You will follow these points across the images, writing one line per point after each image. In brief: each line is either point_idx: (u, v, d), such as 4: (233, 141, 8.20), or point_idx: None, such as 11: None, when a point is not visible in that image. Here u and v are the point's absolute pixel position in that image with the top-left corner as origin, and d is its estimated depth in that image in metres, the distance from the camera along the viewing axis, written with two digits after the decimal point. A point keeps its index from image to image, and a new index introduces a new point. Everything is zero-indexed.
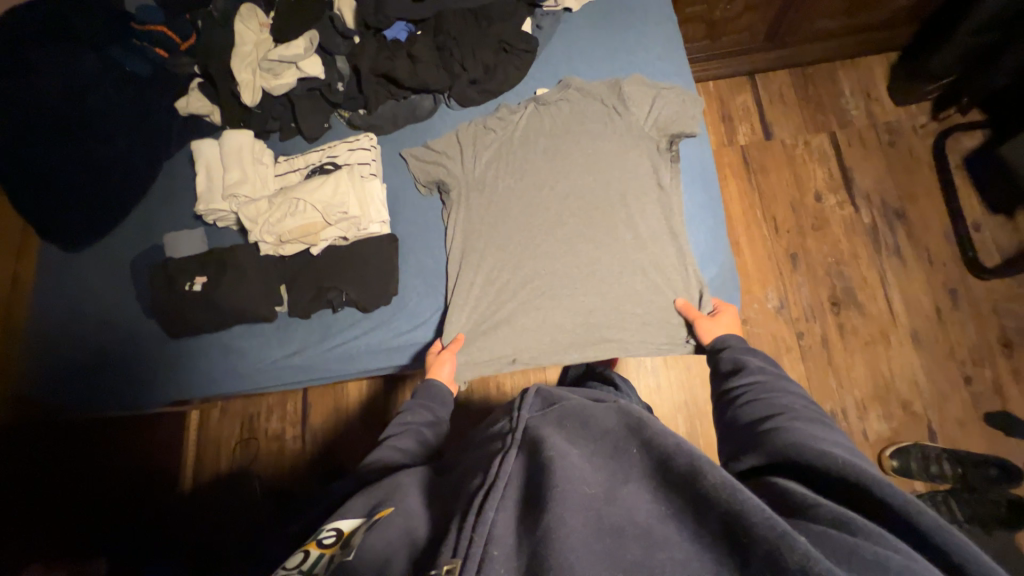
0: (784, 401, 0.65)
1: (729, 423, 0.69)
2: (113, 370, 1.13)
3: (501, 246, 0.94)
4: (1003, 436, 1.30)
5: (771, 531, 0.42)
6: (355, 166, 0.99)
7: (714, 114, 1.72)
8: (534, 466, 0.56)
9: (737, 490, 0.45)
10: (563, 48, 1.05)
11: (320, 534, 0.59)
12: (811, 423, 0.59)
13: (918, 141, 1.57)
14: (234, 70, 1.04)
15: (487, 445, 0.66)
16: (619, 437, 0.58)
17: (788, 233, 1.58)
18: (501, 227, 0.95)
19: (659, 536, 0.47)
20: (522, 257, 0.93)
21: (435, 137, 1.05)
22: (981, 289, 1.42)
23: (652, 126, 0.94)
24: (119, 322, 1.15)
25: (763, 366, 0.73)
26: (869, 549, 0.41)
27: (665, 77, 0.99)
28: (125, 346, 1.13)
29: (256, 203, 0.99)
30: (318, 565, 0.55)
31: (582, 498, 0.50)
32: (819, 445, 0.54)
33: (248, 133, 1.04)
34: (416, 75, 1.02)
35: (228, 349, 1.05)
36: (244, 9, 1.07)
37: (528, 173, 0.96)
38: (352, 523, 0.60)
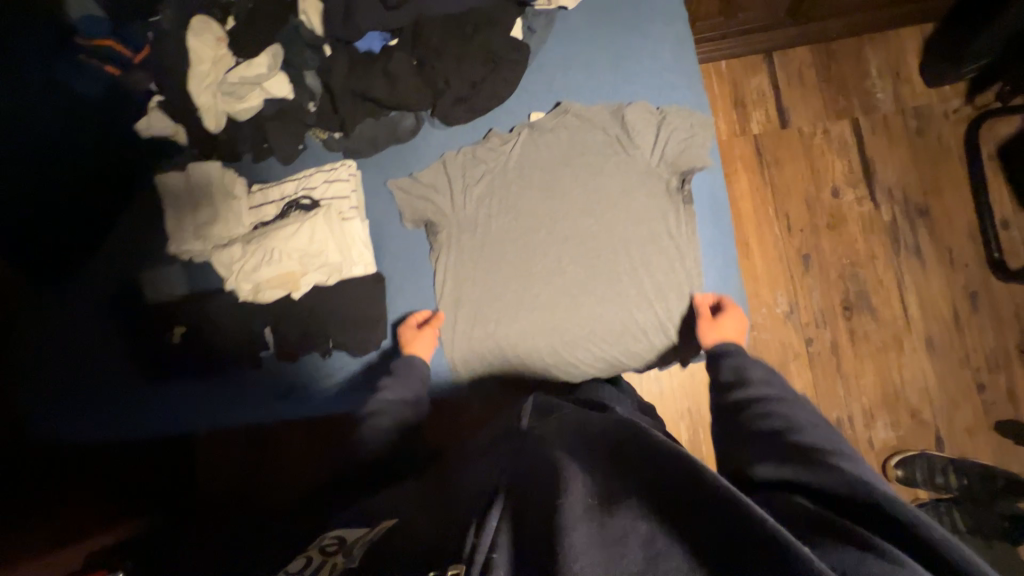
0: (793, 414, 0.65)
1: (734, 430, 0.69)
2: (84, 411, 1.04)
3: (495, 295, 0.89)
4: (1011, 445, 1.28)
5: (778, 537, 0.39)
6: (332, 205, 0.92)
7: (725, 99, 1.57)
8: (530, 489, 0.53)
9: (738, 495, 0.43)
10: (558, 55, 0.93)
11: (322, 544, 0.61)
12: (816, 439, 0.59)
13: (949, 128, 1.44)
14: (192, 93, 0.95)
15: (489, 455, 0.67)
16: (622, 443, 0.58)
17: (800, 232, 1.48)
18: (496, 275, 0.89)
19: (663, 544, 0.44)
20: (516, 305, 0.88)
21: (421, 164, 0.96)
22: (1003, 292, 1.36)
23: (661, 162, 0.86)
24: (83, 360, 1.05)
25: (767, 379, 0.73)
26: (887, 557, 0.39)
27: (671, 92, 0.89)
28: (90, 387, 1.05)
29: (230, 248, 0.94)
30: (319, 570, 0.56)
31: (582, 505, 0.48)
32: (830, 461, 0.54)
33: (216, 164, 0.97)
34: (395, 93, 0.92)
35: (208, 397, 1.01)
36: (196, 22, 0.95)
37: (524, 215, 0.89)
38: (355, 533, 0.62)
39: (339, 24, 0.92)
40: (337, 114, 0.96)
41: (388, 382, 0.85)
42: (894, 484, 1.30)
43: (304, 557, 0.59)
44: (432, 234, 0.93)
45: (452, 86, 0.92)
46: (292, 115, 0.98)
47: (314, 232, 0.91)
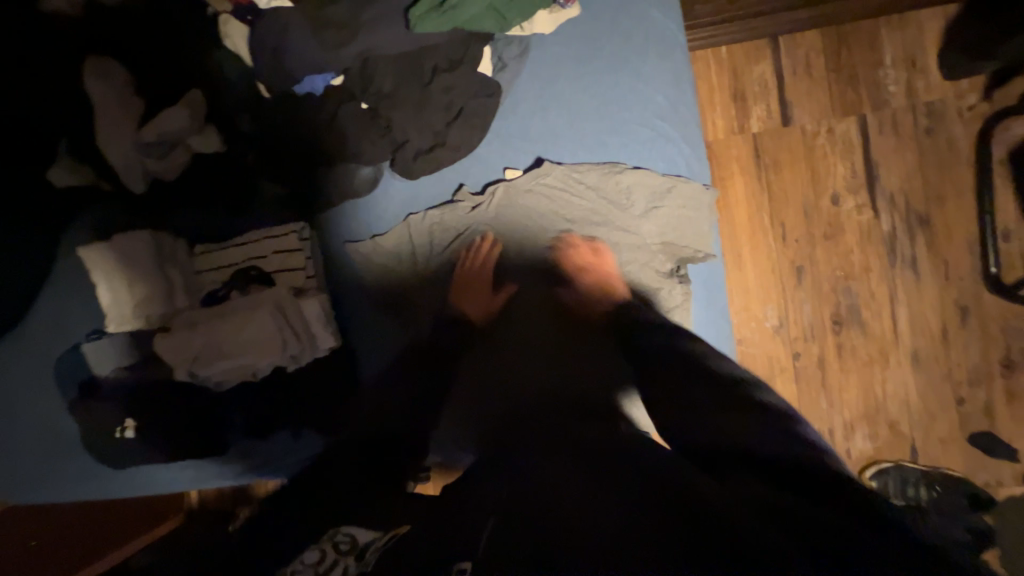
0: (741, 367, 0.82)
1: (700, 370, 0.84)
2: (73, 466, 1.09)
3: (484, 343, 1.08)
4: (982, 455, 1.32)
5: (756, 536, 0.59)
6: (286, 289, 1.01)
7: (724, 91, 1.42)
8: (513, 504, 0.67)
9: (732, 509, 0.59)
10: (519, 99, 1.06)
11: (337, 539, 0.86)
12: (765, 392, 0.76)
13: (961, 127, 1.33)
14: (106, 153, 0.99)
15: (483, 476, 0.80)
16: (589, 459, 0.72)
17: (795, 242, 1.41)
18: (487, 326, 1.07)
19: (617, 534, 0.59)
20: (495, 350, 1.07)
21: (382, 224, 1.07)
22: (995, 305, 1.33)
23: (645, 227, 1.06)
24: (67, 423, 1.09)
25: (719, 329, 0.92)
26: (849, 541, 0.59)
27: (614, 133, 1.06)
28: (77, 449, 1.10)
29: (176, 334, 0.98)
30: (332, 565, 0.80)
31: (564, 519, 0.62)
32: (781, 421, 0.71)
33: (144, 236, 0.99)
34: (353, 145, 1.04)
35: (164, 475, 1.07)
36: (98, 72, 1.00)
37: (499, 268, 1.08)
38: (361, 535, 0.85)
39: (294, 67, 0.99)
40: (302, 172, 1.06)
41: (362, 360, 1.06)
42: None
43: (320, 550, 0.86)
44: (401, 295, 1.07)
45: (412, 138, 1.03)
46: (269, 165, 1.06)
47: (265, 320, 0.98)
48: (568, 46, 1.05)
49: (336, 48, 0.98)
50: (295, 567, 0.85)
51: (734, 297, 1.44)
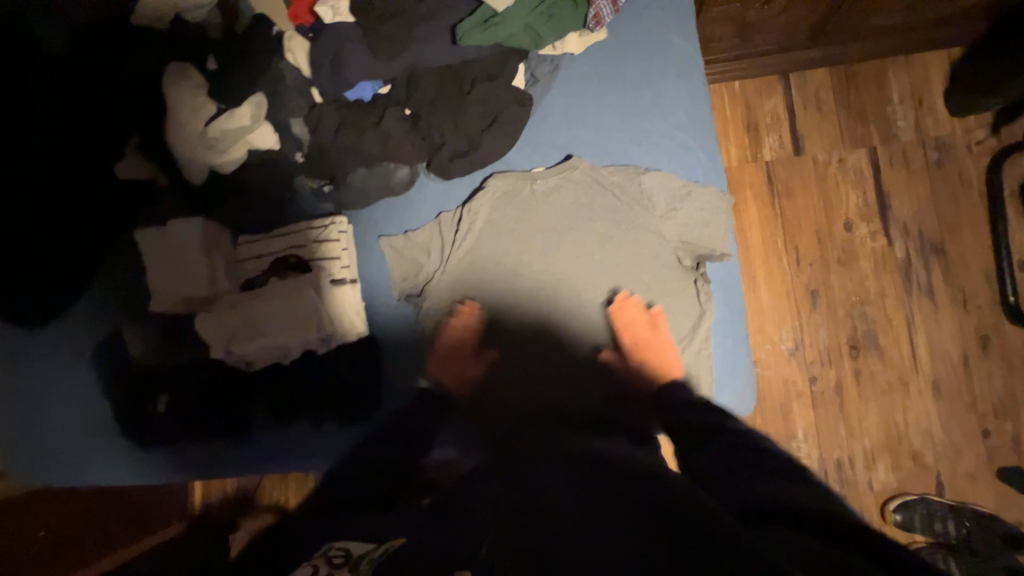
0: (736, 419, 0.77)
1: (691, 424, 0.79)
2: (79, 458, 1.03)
3: (479, 363, 0.92)
4: (1014, 493, 1.27)
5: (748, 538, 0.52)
6: (322, 271, 0.90)
7: (738, 123, 1.49)
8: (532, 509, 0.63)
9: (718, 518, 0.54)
10: (559, 111, 0.96)
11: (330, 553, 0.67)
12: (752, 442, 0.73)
13: (970, 161, 1.37)
14: (171, 148, 0.96)
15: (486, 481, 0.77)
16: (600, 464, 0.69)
17: (810, 267, 1.44)
18: (502, 337, 0.93)
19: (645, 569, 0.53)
20: (501, 365, 0.93)
21: (415, 222, 0.92)
22: (1017, 335, 1.32)
23: (670, 232, 0.90)
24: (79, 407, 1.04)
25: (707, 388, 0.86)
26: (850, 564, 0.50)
27: (668, 155, 0.94)
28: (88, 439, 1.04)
29: (209, 316, 0.89)
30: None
31: (579, 533, 0.56)
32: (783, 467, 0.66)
33: (197, 220, 0.93)
34: (385, 147, 0.89)
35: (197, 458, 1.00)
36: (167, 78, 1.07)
37: (502, 274, 0.92)
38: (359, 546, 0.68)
39: (331, 70, 0.95)
40: (323, 164, 0.90)
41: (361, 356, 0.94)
42: (891, 527, 1.30)
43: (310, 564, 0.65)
44: (433, 304, 0.91)
45: (451, 142, 0.94)
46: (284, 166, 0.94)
47: (302, 301, 0.89)
48: (612, 52, 0.97)
49: (381, 56, 0.95)
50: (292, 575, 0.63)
51: (749, 318, 1.45)
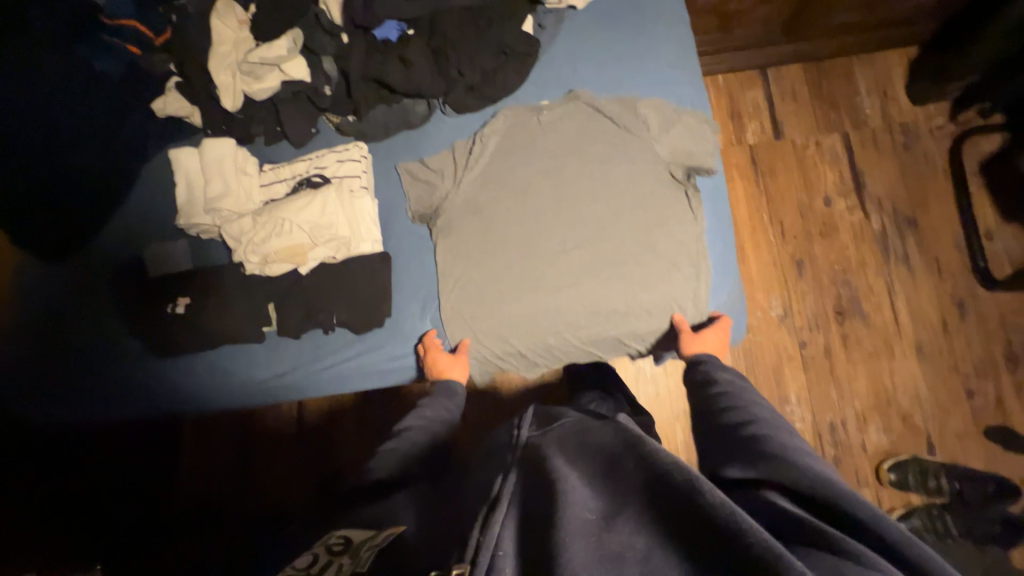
0: (754, 411, 0.72)
1: (712, 427, 0.74)
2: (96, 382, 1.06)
3: (477, 293, 0.90)
4: (1002, 451, 1.30)
5: (767, 551, 0.42)
6: (344, 181, 0.93)
7: (723, 111, 1.63)
8: (538, 481, 0.56)
9: (735, 511, 0.45)
10: (567, 51, 0.98)
11: (329, 542, 0.60)
12: (779, 431, 0.66)
13: (934, 143, 1.51)
14: (212, 72, 0.96)
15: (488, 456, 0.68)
16: (613, 452, 0.58)
17: (794, 239, 1.52)
18: (499, 257, 0.90)
19: (659, 563, 0.46)
20: (497, 294, 0.89)
21: (432, 152, 0.99)
22: (989, 300, 1.40)
23: (666, 153, 0.88)
24: (101, 331, 1.07)
25: (732, 380, 0.80)
26: (853, 566, 0.43)
27: (676, 89, 0.92)
28: (105, 364, 1.06)
29: (240, 221, 0.93)
30: (328, 566, 0.56)
31: (584, 517, 0.49)
32: (796, 455, 0.60)
33: (231, 141, 0.97)
34: (410, 79, 0.95)
35: (215, 369, 0.99)
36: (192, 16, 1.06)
37: (502, 205, 0.92)
38: (361, 533, 0.62)
39: (358, 8, 0.94)
40: (351, 98, 0.99)
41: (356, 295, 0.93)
42: (887, 488, 1.31)
43: (310, 553, 0.58)
44: (447, 220, 0.94)
45: (464, 75, 0.96)
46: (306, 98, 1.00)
47: (325, 207, 0.91)
48: None
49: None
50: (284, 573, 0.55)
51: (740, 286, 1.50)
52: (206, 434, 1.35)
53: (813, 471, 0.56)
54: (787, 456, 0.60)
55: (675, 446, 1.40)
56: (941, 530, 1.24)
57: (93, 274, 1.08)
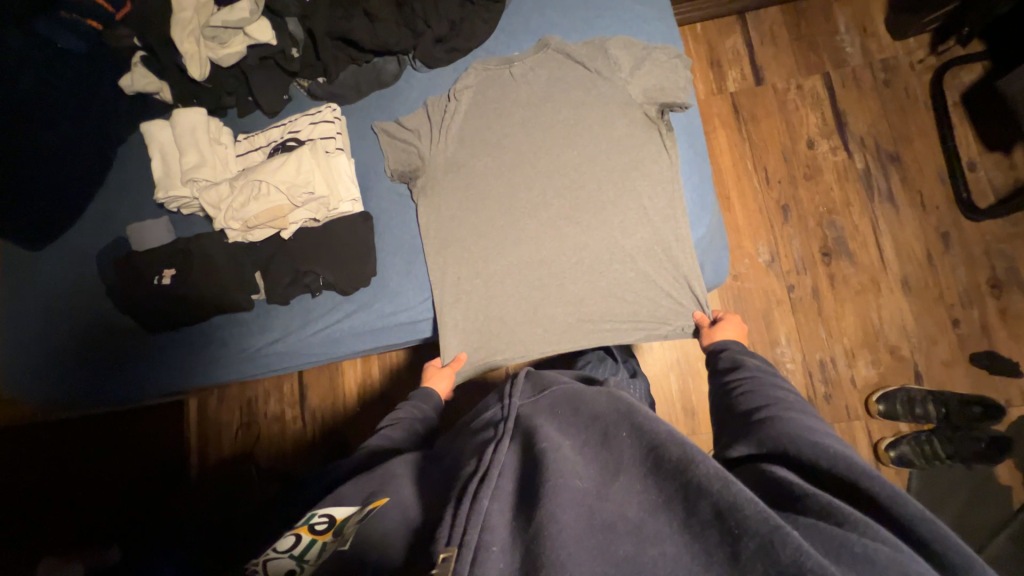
0: (778, 393, 0.69)
1: (727, 411, 0.73)
2: (88, 364, 1.06)
3: (461, 248, 0.91)
4: (988, 375, 1.33)
5: (763, 525, 0.43)
6: (318, 141, 0.92)
7: (702, 60, 1.60)
8: (529, 452, 0.57)
9: (731, 481, 0.46)
10: None
11: (312, 520, 0.66)
12: (802, 414, 0.64)
13: (915, 78, 1.50)
14: (175, 40, 0.94)
15: (477, 430, 0.70)
16: (608, 422, 0.59)
17: (779, 184, 1.52)
18: (480, 210, 0.91)
19: (651, 532, 0.48)
20: (481, 245, 0.90)
21: (407, 111, 0.98)
22: (974, 230, 1.41)
23: (638, 94, 0.87)
24: (93, 313, 1.07)
25: (760, 365, 0.77)
26: (858, 542, 0.43)
27: (645, 27, 0.91)
28: (99, 348, 1.06)
29: (216, 188, 0.92)
30: (312, 549, 0.63)
31: (576, 485, 0.51)
32: (814, 436, 0.58)
33: (201, 111, 0.96)
34: (376, 36, 0.93)
35: (209, 340, 1.01)
36: None
37: (482, 161, 0.92)
38: (344, 511, 0.66)
39: None
40: (320, 60, 0.98)
41: (331, 257, 0.93)
42: (876, 419, 1.34)
43: (292, 533, 0.66)
44: (426, 180, 0.93)
45: (432, 27, 0.94)
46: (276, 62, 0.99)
47: (300, 165, 0.90)
48: None
49: None
50: (267, 554, 0.65)
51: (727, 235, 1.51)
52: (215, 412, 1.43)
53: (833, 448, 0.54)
54: (809, 436, 0.58)
55: (671, 395, 1.43)
56: (930, 452, 1.28)
57: (76, 260, 1.09)
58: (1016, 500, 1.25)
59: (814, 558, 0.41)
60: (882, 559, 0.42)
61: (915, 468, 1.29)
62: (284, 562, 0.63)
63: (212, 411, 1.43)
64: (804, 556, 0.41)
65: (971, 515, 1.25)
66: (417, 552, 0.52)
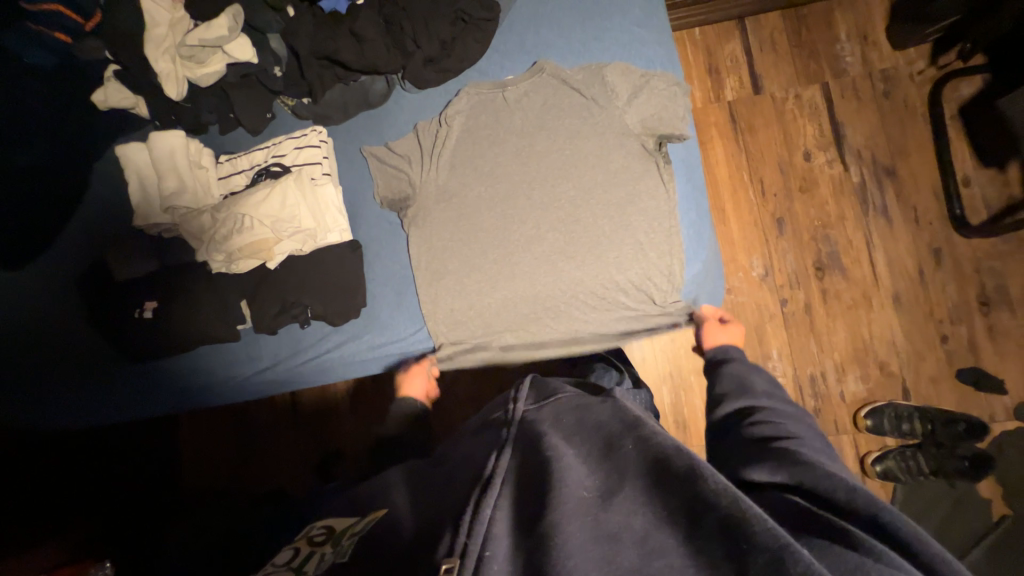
0: (792, 426, 0.69)
1: (735, 431, 0.73)
2: (65, 395, 1.01)
3: (452, 279, 0.89)
4: (973, 391, 1.36)
5: (773, 540, 0.41)
6: (303, 169, 0.89)
7: (699, 66, 1.55)
8: (534, 461, 0.58)
9: (739, 497, 0.46)
10: (528, 17, 0.93)
11: (310, 536, 0.67)
12: (814, 448, 0.63)
13: (914, 89, 1.48)
14: (151, 59, 0.89)
15: (482, 435, 0.71)
16: (613, 433, 0.60)
17: (775, 196, 1.49)
18: (472, 242, 0.89)
19: (656, 544, 0.46)
20: (475, 278, 0.88)
21: (397, 135, 0.95)
22: (965, 246, 1.42)
23: (636, 124, 0.86)
24: (62, 342, 1.02)
25: (773, 397, 0.78)
26: (870, 565, 0.42)
27: (644, 55, 0.90)
28: (73, 377, 1.02)
29: (198, 218, 0.89)
30: (308, 561, 0.61)
31: (580, 496, 0.51)
32: (823, 468, 0.58)
33: (180, 133, 0.92)
34: (364, 56, 0.89)
35: (194, 368, 0.98)
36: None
37: (475, 191, 0.89)
38: (343, 523, 0.67)
39: None
40: (304, 79, 0.93)
41: (319, 290, 0.91)
42: (864, 433, 1.36)
43: (291, 549, 0.66)
44: (417, 209, 0.90)
45: (421, 47, 0.90)
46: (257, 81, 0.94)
47: (286, 198, 0.88)
48: None
49: None
50: (265, 567, 0.63)
51: (722, 248, 1.48)
52: (198, 428, 1.33)
53: (846, 480, 0.54)
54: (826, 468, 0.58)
55: (662, 406, 1.40)
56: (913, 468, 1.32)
57: (36, 284, 1.02)
58: (994, 512, 1.29)
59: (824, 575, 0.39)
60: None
61: (900, 483, 1.32)
62: (281, 571, 0.60)
63: (202, 417, 1.33)
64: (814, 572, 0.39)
65: (951, 528, 1.29)
66: (412, 561, 0.50)
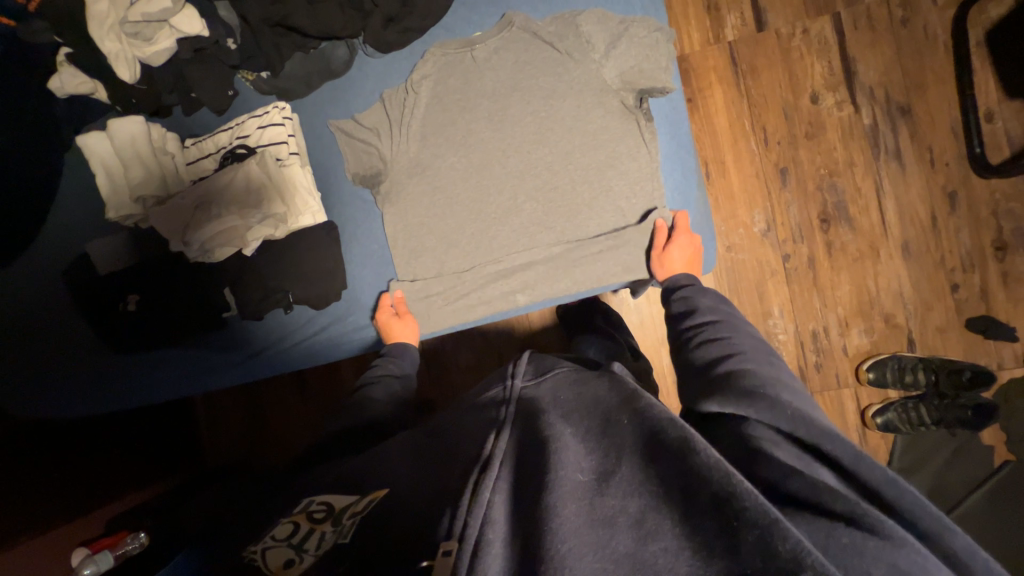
0: (738, 343, 0.68)
1: (686, 363, 0.71)
2: (70, 386, 1.04)
3: (433, 256, 0.88)
4: (982, 340, 1.32)
5: (762, 514, 0.41)
6: (268, 149, 0.86)
7: (697, 3, 1.42)
8: (532, 438, 0.58)
9: (732, 472, 0.45)
10: None
11: (310, 509, 0.63)
12: (762, 366, 0.63)
13: (936, 14, 1.34)
14: (96, 39, 0.84)
15: (479, 409, 0.71)
16: (612, 408, 0.60)
17: (778, 145, 1.40)
18: (448, 217, 0.86)
19: (652, 526, 0.45)
20: (455, 253, 0.87)
21: (364, 106, 0.90)
22: (983, 188, 1.33)
23: (615, 79, 0.81)
24: (46, 334, 1.02)
25: (715, 307, 0.75)
26: (845, 532, 0.43)
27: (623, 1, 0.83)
28: (66, 370, 1.03)
29: (168, 206, 0.87)
30: (309, 539, 0.59)
31: (577, 477, 0.51)
32: (775, 395, 0.58)
33: (139, 119, 0.88)
34: (319, 20, 0.83)
35: (184, 356, 0.98)
36: None
37: (448, 163, 0.85)
38: (342, 501, 0.63)
39: None
40: (260, 49, 0.87)
41: (302, 273, 0.90)
42: (866, 387, 1.35)
43: (290, 521, 0.62)
44: (390, 185, 0.87)
45: (380, 5, 0.84)
46: (212, 55, 0.88)
47: (251, 181, 0.85)
48: None
49: None
50: (264, 543, 0.61)
51: (721, 204, 1.41)
52: (209, 412, 1.35)
53: (812, 419, 0.54)
54: (769, 394, 0.58)
55: (660, 369, 1.38)
56: (915, 420, 1.31)
57: (20, 282, 1.02)
58: (996, 458, 1.29)
59: (813, 554, 0.38)
60: (869, 547, 0.41)
61: (901, 435, 1.32)
62: (282, 551, 0.59)
63: (216, 400, 1.35)
64: (803, 550, 0.38)
65: (949, 475, 1.30)
66: (415, 546, 0.51)
